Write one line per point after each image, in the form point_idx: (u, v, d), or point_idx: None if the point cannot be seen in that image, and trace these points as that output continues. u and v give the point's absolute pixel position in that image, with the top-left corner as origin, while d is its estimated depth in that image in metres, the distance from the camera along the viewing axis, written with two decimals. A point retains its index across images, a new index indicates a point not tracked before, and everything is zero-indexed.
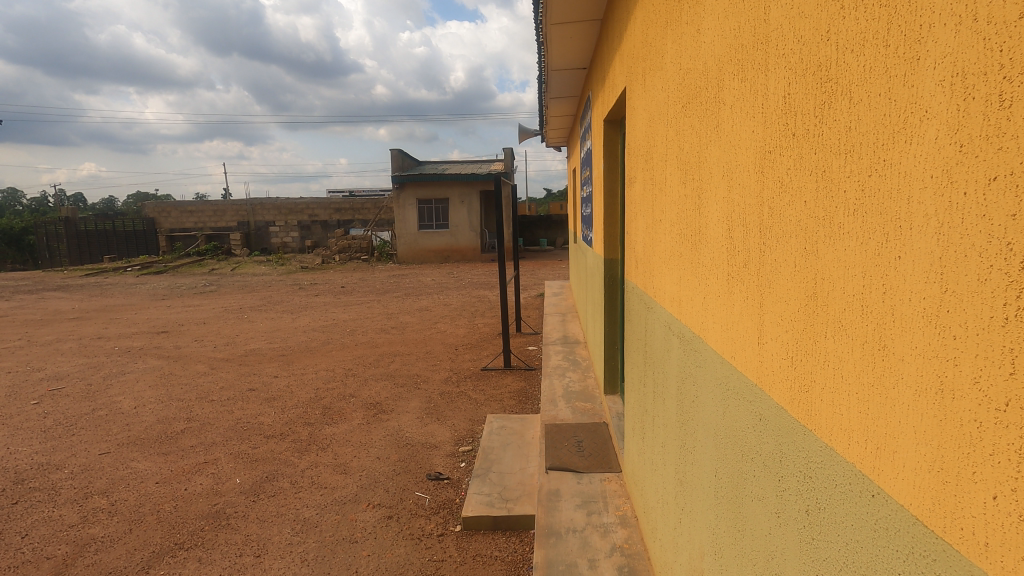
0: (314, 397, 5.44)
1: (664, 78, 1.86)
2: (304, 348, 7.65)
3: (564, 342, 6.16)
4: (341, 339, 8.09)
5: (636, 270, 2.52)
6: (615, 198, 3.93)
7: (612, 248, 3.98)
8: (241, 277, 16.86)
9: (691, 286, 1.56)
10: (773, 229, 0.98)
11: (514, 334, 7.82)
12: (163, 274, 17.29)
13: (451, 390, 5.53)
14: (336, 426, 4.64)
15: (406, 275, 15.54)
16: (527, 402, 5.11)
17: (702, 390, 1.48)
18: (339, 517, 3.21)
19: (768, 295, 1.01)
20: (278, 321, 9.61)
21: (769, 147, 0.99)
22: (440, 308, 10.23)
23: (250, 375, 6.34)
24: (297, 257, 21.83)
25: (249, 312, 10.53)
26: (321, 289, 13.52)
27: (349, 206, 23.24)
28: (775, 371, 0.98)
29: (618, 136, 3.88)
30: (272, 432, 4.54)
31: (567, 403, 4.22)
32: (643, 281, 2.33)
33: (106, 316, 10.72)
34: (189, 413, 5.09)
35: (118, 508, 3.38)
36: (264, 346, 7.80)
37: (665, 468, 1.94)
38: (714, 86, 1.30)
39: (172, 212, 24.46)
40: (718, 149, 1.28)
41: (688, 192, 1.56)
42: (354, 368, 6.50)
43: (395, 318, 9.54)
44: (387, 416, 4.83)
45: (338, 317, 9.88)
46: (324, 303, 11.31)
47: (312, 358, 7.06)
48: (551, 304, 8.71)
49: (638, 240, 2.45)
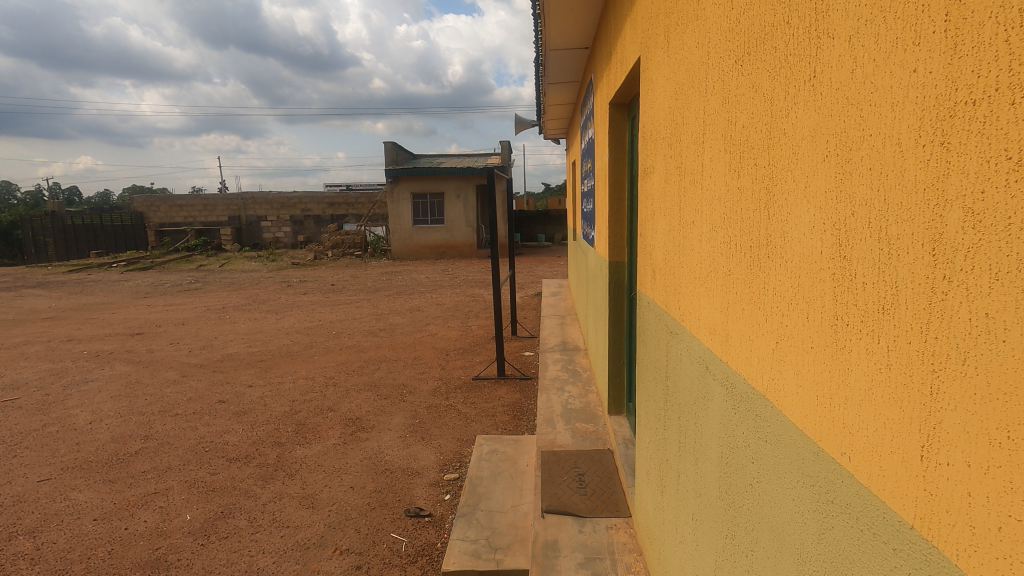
0: (289, 411, 4.96)
1: (702, 31, 1.37)
2: (286, 352, 7.17)
3: (562, 349, 5.68)
4: (325, 343, 7.60)
5: (653, 281, 2.04)
6: (622, 194, 3.44)
7: (618, 250, 3.50)
8: (229, 273, 16.35)
9: (750, 319, 1.08)
10: (980, 254, 0.50)
11: (509, 338, 7.35)
12: (149, 270, 16.78)
13: (438, 403, 5.06)
14: (309, 447, 4.17)
15: (400, 272, 15.05)
16: (522, 418, 4.64)
17: (765, 474, 1.02)
18: (300, 567, 2.74)
19: (955, 374, 0.54)
20: (261, 322, 9.12)
21: (971, 94, 0.51)
22: (432, 309, 9.75)
23: (222, 384, 5.85)
24: (289, 253, 21.33)
25: (232, 312, 10.03)
26: (310, 287, 13.01)
27: (343, 200, 22.72)
28: (982, 527, 0.51)
29: (626, 123, 3.39)
30: (236, 454, 4.06)
31: (566, 425, 3.74)
32: (665, 295, 1.86)
33: (81, 316, 10.21)
34: (148, 430, 4.61)
35: (42, 554, 2.90)
36: (243, 351, 7.31)
37: (697, 549, 1.47)
38: (807, 13, 0.82)
39: (162, 206, 23.91)
40: (816, 111, 0.80)
41: (747, 181, 1.08)
42: (336, 377, 6.02)
43: (385, 319, 9.06)
44: (367, 435, 4.36)
45: (324, 317, 9.38)
46: (312, 302, 10.83)
47: (292, 365, 6.58)
48: (549, 305, 8.24)
49: (656, 245, 1.96)
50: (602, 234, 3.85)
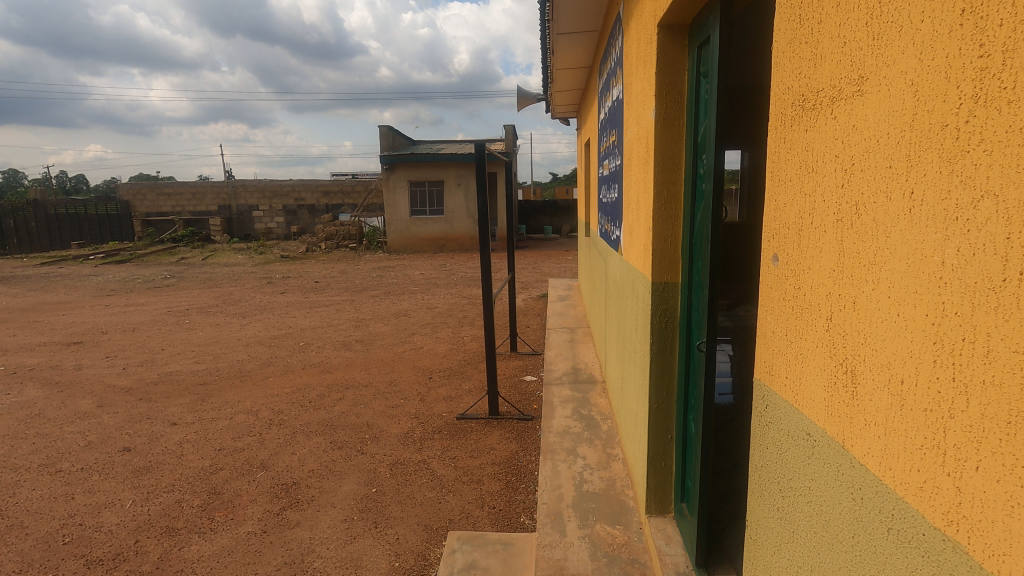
0: (206, 470, 3.70)
1: None
2: (234, 374, 5.89)
3: (573, 381, 4.39)
4: (287, 359, 6.35)
5: (856, 399, 0.72)
6: (676, 173, 2.16)
7: (669, 264, 2.20)
8: (210, 267, 15.13)
9: None
10: None
11: (507, 356, 6.07)
12: (127, 263, 15.60)
13: (406, 460, 3.77)
14: (212, 538, 2.92)
15: (392, 268, 13.74)
16: (518, 489, 3.35)
17: None
18: None
19: None
20: (222, 329, 7.88)
21: None
22: (421, 314, 8.45)
23: (139, 421, 4.59)
24: (279, 245, 20.12)
25: (193, 316, 8.78)
26: (291, 285, 11.78)
27: (338, 189, 21.47)
28: None
29: (684, 59, 2.08)
30: (103, 553, 2.82)
31: (581, 529, 2.46)
32: (952, 478, 0.55)
33: (24, 319, 9.00)
34: (5, 500, 3.37)
35: None
36: (186, 369, 6.06)
37: None
38: None
39: (149, 194, 22.71)
40: None
41: None
42: (285, 411, 4.74)
43: (365, 327, 7.79)
44: (298, 518, 3.09)
45: (296, 324, 8.13)
46: (288, 304, 9.60)
47: (238, 391, 5.33)
48: (555, 314, 6.93)
49: (890, 299, 0.64)
50: (638, 237, 2.56)
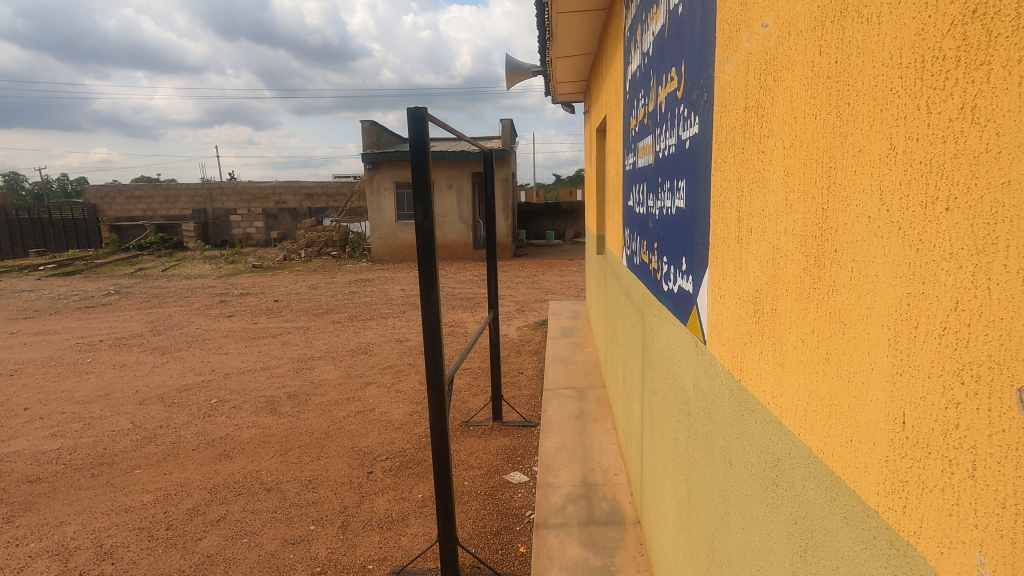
0: None
1: None
2: (90, 461, 4.05)
3: (586, 523, 2.57)
4: (182, 431, 4.53)
5: None
6: None
7: None
8: (167, 280, 13.36)
9: None
10: None
11: (487, 432, 4.26)
12: (75, 276, 13.84)
13: None
14: None
15: (371, 283, 11.97)
16: None
17: None
18: None
19: None
20: (125, 375, 6.08)
21: None
22: (385, 351, 6.61)
23: None
24: (255, 253, 18.33)
25: (100, 353, 6.94)
26: (246, 304, 9.99)
27: (322, 191, 19.72)
28: None
29: None
30: None
31: None
32: None
33: None
34: None
35: None
36: (28, 451, 4.23)
37: None
38: None
39: (117, 197, 20.79)
40: None
41: None
42: (115, 555, 2.91)
43: (309, 371, 5.99)
44: None
45: (224, 365, 6.33)
46: (229, 333, 7.80)
47: (73, 500, 3.50)
48: (556, 362, 5.10)
49: None
50: (827, 355, 0.75)
